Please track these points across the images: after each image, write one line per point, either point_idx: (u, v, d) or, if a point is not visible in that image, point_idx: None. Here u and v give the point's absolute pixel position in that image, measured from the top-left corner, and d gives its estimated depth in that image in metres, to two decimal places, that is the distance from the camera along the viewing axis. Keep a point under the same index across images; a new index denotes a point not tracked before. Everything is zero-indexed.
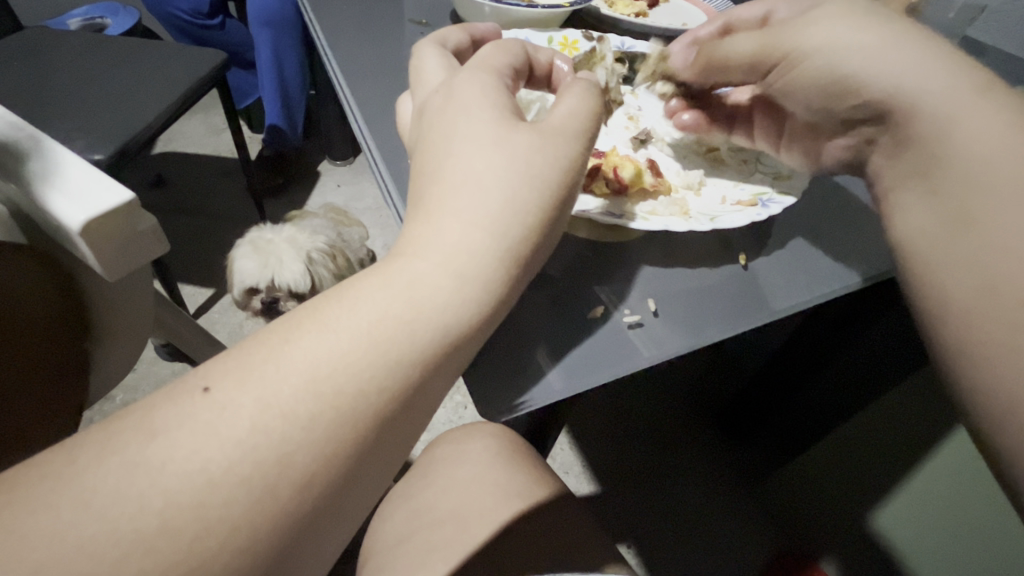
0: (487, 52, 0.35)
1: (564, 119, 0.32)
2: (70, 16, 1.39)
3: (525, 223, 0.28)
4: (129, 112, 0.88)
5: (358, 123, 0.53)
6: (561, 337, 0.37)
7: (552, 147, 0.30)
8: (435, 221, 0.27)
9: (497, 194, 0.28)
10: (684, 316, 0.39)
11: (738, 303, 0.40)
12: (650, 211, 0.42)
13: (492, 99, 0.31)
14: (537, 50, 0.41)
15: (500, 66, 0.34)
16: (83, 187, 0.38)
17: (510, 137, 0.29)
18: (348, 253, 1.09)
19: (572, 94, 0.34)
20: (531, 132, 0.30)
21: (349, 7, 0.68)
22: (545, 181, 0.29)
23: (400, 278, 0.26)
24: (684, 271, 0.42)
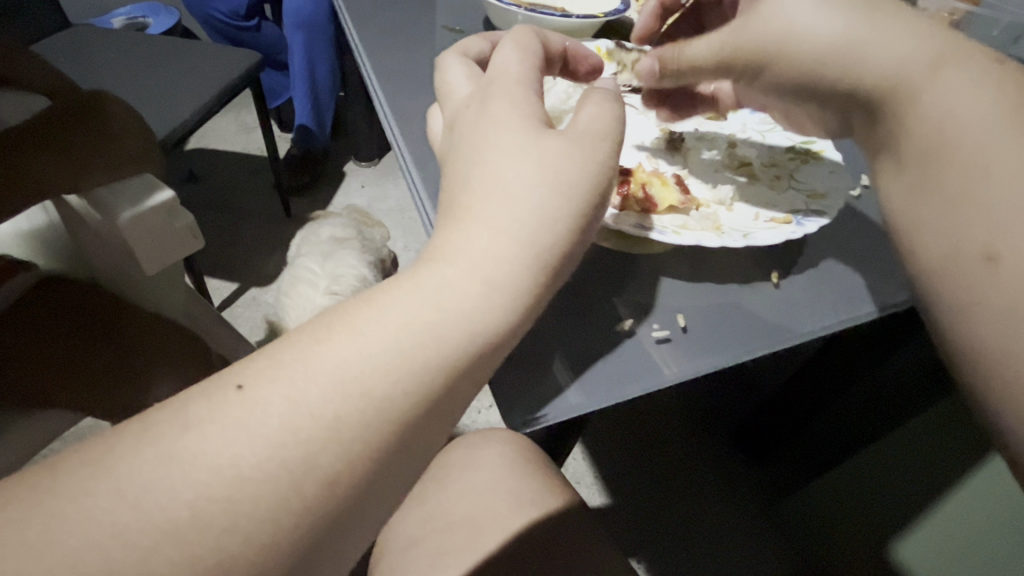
0: (506, 55, 0.33)
1: (593, 121, 0.31)
2: (114, 15, 1.44)
3: (552, 230, 0.28)
4: (168, 108, 0.91)
5: (390, 126, 0.53)
6: (586, 349, 0.37)
7: (581, 153, 0.29)
8: (466, 228, 0.27)
9: (527, 203, 0.28)
10: (716, 334, 0.39)
11: (770, 324, 0.40)
12: (682, 225, 0.41)
13: (523, 105, 0.31)
14: (549, 34, 0.37)
15: (523, 72, 0.32)
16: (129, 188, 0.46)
17: (537, 143, 0.29)
18: (364, 269, 1.05)
19: (595, 93, 0.33)
20: (560, 137, 0.30)
21: (382, 13, 0.69)
22: (573, 189, 0.29)
23: (429, 283, 0.26)
24: (711, 287, 0.42)
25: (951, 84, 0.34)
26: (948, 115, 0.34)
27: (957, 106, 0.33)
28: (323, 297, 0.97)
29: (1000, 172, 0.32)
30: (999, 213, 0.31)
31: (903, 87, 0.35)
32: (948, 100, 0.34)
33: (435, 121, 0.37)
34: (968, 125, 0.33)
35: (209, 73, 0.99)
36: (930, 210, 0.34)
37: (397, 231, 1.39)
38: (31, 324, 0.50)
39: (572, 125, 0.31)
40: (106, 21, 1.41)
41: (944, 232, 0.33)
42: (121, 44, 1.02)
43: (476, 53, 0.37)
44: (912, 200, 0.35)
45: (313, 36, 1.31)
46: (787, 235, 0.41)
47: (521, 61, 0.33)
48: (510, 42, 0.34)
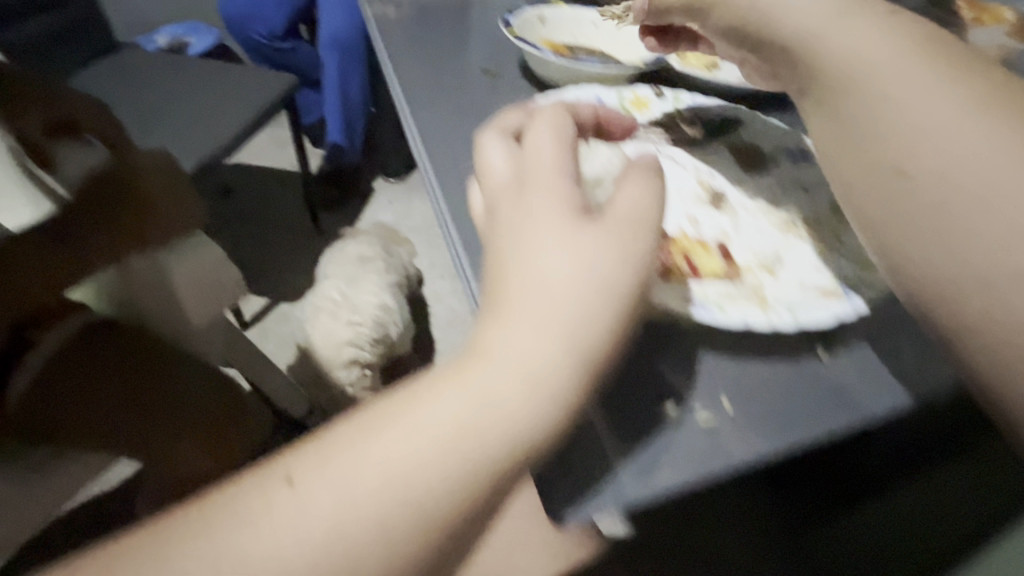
0: (544, 135, 0.31)
1: (635, 204, 0.29)
2: (158, 34, 1.50)
3: (597, 326, 0.27)
4: (208, 131, 0.95)
5: (424, 166, 0.53)
6: (629, 418, 0.33)
7: (623, 243, 0.28)
8: (510, 323, 0.26)
9: (569, 298, 0.27)
10: (761, 419, 0.33)
11: (822, 407, 0.34)
12: (724, 296, 0.35)
13: (564, 194, 0.29)
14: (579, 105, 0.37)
15: (561, 157, 0.30)
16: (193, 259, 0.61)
17: (579, 233, 0.28)
18: (386, 294, 1.06)
19: (634, 170, 0.31)
20: (601, 228, 0.28)
21: (418, 47, 0.70)
22: (617, 284, 0.27)
23: (474, 381, 0.26)
24: (765, 359, 0.36)
25: (869, 47, 0.30)
26: (871, 83, 0.29)
27: (873, 53, 0.30)
28: (345, 328, 0.99)
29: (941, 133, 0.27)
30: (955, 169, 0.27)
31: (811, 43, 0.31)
32: (884, 73, 0.29)
33: (473, 196, 0.35)
34: (900, 92, 0.29)
35: (247, 98, 1.02)
36: (874, 190, 0.30)
37: (422, 247, 1.41)
38: (76, 372, 0.50)
39: (612, 209, 0.29)
40: (151, 40, 1.46)
41: (899, 210, 0.29)
42: (166, 69, 1.05)
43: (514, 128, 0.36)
44: (853, 179, 0.31)
45: (347, 57, 1.34)
46: (848, 312, 0.34)
47: (557, 143, 0.31)
48: (546, 121, 0.32)
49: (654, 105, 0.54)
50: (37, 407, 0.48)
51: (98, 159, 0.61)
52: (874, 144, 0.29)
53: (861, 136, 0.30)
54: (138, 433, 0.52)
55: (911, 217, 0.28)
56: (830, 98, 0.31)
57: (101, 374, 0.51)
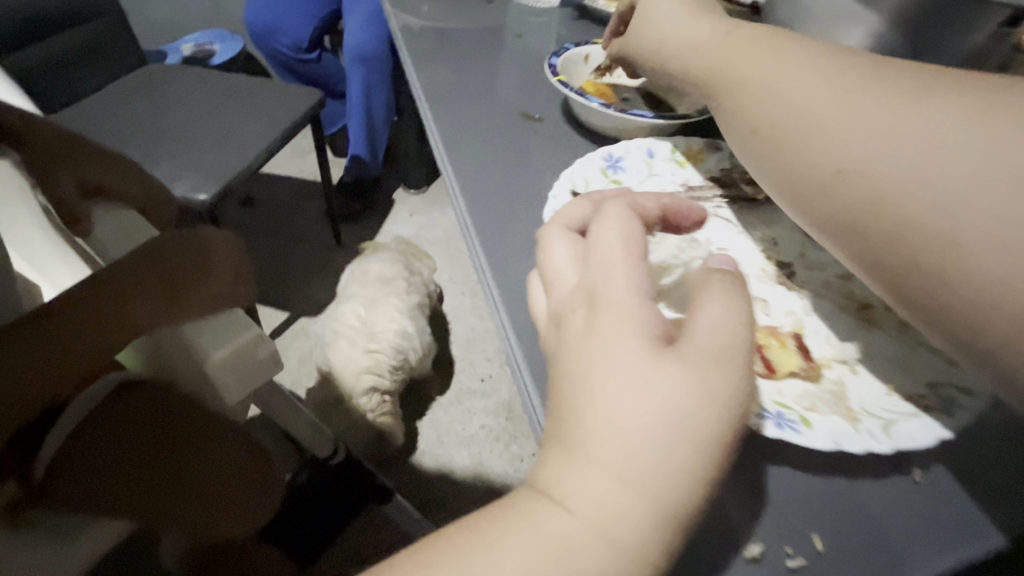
0: (613, 243, 0.28)
1: (716, 332, 0.25)
2: (183, 42, 1.48)
3: (677, 484, 0.23)
4: (232, 153, 0.90)
5: (462, 212, 0.49)
6: (705, 542, 0.28)
7: (707, 383, 0.24)
8: (581, 470, 0.24)
9: (649, 449, 0.23)
10: (854, 560, 0.28)
11: (917, 550, 0.28)
12: (808, 405, 0.32)
13: (636, 320, 0.25)
14: (643, 193, 0.33)
15: (636, 276, 0.27)
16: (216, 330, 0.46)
17: (654, 371, 0.24)
18: (406, 321, 1.01)
19: (711, 284, 0.26)
20: (679, 363, 0.24)
21: (455, 78, 0.67)
22: (699, 436, 0.23)
23: (546, 536, 0.23)
24: (844, 483, 0.31)
25: (770, 68, 0.33)
26: (772, 98, 0.32)
27: (777, 76, 0.33)
28: (362, 356, 0.95)
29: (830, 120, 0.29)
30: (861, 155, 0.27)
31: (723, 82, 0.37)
32: (778, 85, 0.32)
33: (537, 294, 0.33)
34: (796, 95, 0.31)
35: (273, 117, 0.99)
36: (798, 181, 0.30)
37: (443, 262, 1.36)
38: (106, 440, 0.47)
39: (689, 338, 0.25)
40: (175, 48, 1.45)
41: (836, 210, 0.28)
42: (191, 85, 1.03)
43: (581, 223, 0.33)
44: (782, 182, 0.31)
45: (372, 70, 1.30)
46: (941, 432, 0.30)
47: (627, 253, 0.27)
48: (614, 224, 0.29)
49: (709, 158, 0.51)
50: (63, 481, 0.45)
51: (145, 225, 0.50)
52: (788, 146, 0.31)
53: (786, 150, 0.31)
54: (160, 508, 0.48)
55: (847, 199, 0.28)
56: (746, 116, 0.34)
57: (127, 443, 0.48)
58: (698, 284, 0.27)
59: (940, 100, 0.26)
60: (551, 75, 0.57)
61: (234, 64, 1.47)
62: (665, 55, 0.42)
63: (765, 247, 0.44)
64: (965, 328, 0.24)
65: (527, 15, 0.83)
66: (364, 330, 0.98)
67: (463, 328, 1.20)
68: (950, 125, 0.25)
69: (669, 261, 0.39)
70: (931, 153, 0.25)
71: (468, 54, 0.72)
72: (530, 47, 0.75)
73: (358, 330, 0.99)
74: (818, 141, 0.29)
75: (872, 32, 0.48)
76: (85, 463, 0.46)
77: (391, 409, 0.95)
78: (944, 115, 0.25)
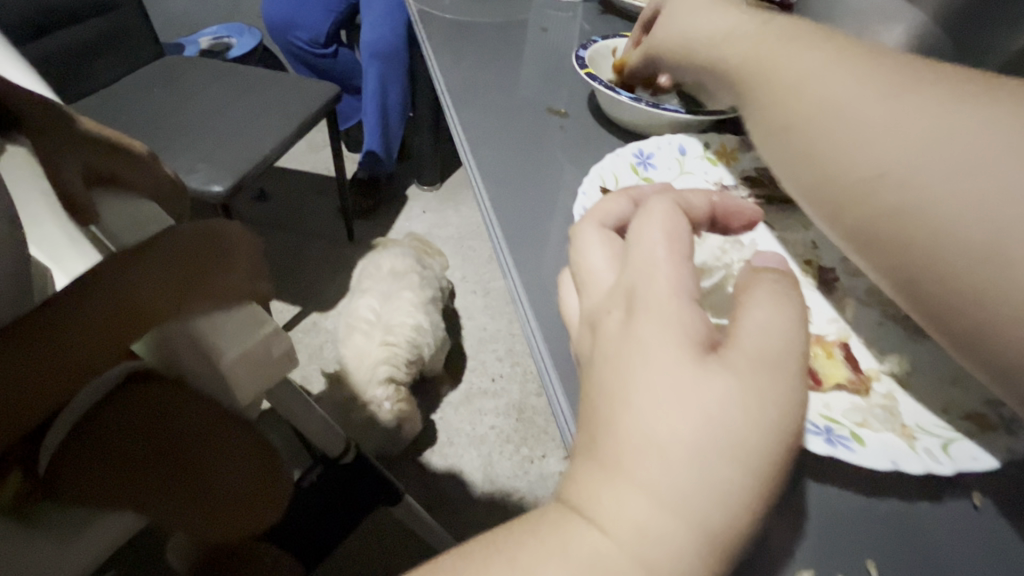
0: (654, 241, 0.26)
1: (765, 336, 0.22)
2: (200, 35, 1.48)
3: (724, 508, 0.21)
4: (246, 148, 0.89)
5: (485, 208, 0.47)
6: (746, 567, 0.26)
7: (760, 395, 0.21)
8: (616, 486, 0.22)
9: (693, 467, 0.21)
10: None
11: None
12: (859, 421, 0.30)
13: (678, 323, 0.23)
14: (691, 190, 0.31)
15: (679, 277, 0.25)
16: (233, 331, 0.47)
17: (699, 380, 0.22)
18: (422, 316, 0.99)
19: (761, 283, 0.24)
20: (728, 373, 0.22)
21: (476, 72, 0.65)
22: (749, 454, 0.21)
23: (579, 558, 0.21)
24: (896, 506, 0.29)
25: (803, 58, 0.32)
26: (804, 92, 0.30)
27: (808, 67, 0.31)
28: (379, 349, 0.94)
29: (870, 116, 0.27)
30: (901, 154, 0.25)
31: (749, 69, 0.35)
32: (809, 79, 0.30)
33: (568, 294, 0.31)
34: (830, 91, 0.29)
35: (287, 109, 0.98)
36: (826, 182, 0.29)
37: (455, 260, 1.35)
38: (107, 437, 0.45)
39: (737, 343, 0.22)
40: (193, 41, 1.44)
41: (868, 212, 0.26)
42: (208, 77, 1.03)
43: (617, 220, 0.31)
44: (808, 183, 0.30)
45: (388, 66, 1.28)
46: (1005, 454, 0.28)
47: (670, 253, 0.26)
48: (657, 222, 0.27)
49: (744, 157, 0.48)
50: (68, 471, 0.43)
51: (161, 217, 0.50)
52: (818, 147, 0.29)
53: (818, 146, 0.29)
54: (170, 507, 0.47)
55: (881, 206, 0.26)
56: (771, 110, 0.32)
57: (135, 432, 0.46)
58: (746, 284, 0.25)
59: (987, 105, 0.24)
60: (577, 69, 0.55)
61: (251, 57, 1.47)
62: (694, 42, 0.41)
63: (805, 251, 0.42)
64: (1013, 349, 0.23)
65: (549, 8, 0.81)
66: (380, 324, 0.97)
67: (475, 327, 1.18)
68: (994, 133, 0.23)
69: (709, 265, 0.37)
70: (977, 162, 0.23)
71: (488, 48, 0.70)
72: (552, 42, 0.73)
73: (374, 325, 0.97)
74: (853, 138, 0.27)
75: (921, 27, 0.46)
76: (91, 452, 0.44)
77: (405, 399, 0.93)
78: (988, 121, 0.24)
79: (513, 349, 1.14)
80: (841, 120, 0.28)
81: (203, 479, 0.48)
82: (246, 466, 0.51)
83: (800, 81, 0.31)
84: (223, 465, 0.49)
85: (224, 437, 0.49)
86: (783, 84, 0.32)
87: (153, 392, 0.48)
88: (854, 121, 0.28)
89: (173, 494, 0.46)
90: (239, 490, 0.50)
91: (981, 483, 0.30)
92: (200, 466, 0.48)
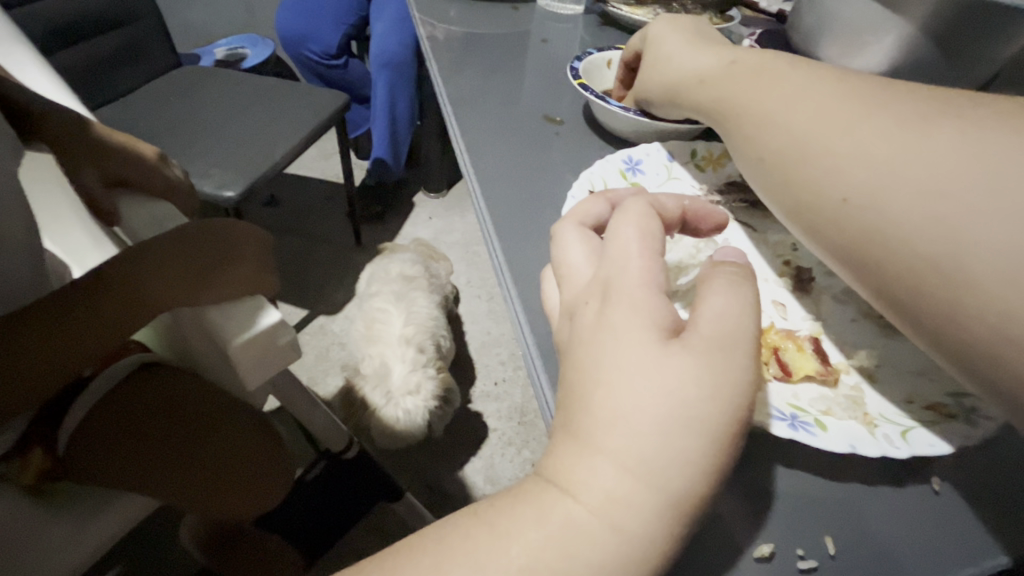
0: (627, 236, 0.28)
1: (720, 321, 0.25)
2: (216, 46, 1.53)
3: (683, 475, 0.23)
4: (257, 155, 0.92)
5: (482, 212, 0.50)
6: (718, 543, 0.28)
7: (713, 373, 0.24)
8: (588, 456, 0.24)
9: (654, 437, 0.23)
10: (870, 563, 0.28)
11: (934, 554, 0.28)
12: (823, 409, 0.32)
13: (646, 311, 0.26)
14: (665, 194, 0.33)
15: (648, 270, 0.27)
16: (237, 316, 0.46)
17: (659, 359, 0.24)
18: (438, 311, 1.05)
19: (718, 275, 0.27)
20: (686, 354, 0.24)
21: (477, 82, 0.68)
22: (704, 425, 0.23)
23: (553, 519, 0.23)
24: (858, 487, 0.30)
25: (784, 79, 0.34)
26: (771, 124, 0.33)
27: (775, 90, 0.34)
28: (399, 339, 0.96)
29: (831, 140, 0.29)
30: (863, 176, 0.28)
31: (725, 95, 0.38)
32: (777, 106, 0.33)
33: (551, 289, 0.34)
34: (797, 122, 0.31)
35: (298, 117, 1.01)
36: (803, 207, 0.31)
37: (460, 265, 1.37)
38: (117, 424, 0.48)
39: (697, 328, 0.25)
40: (208, 52, 1.49)
41: (841, 235, 0.29)
42: (221, 87, 1.07)
43: (595, 220, 0.34)
44: (788, 207, 0.32)
45: (398, 75, 1.32)
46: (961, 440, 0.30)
47: (643, 248, 0.28)
48: (631, 220, 0.29)
49: (729, 164, 0.50)
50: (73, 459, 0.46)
51: (176, 216, 0.52)
52: (791, 172, 0.31)
53: (792, 167, 0.31)
54: (180, 490, 0.49)
55: (853, 229, 0.28)
56: (749, 144, 0.34)
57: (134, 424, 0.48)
58: (706, 277, 0.28)
59: (945, 126, 0.26)
60: (571, 78, 0.57)
61: (264, 67, 1.51)
62: (663, 67, 0.45)
63: (785, 253, 0.44)
64: (985, 362, 0.24)
65: (549, 21, 0.84)
66: (396, 318, 1.00)
67: (478, 331, 1.20)
68: (949, 153, 0.25)
69: (686, 265, 0.40)
70: (935, 183, 0.25)
71: (490, 60, 0.73)
72: (551, 53, 0.76)
73: (387, 320, 1.00)
74: (817, 161, 0.30)
75: (905, 38, 0.48)
76: (94, 442, 0.46)
77: (445, 374, 0.96)
78: (949, 140, 0.25)
79: (515, 353, 1.16)
80: (806, 143, 0.31)
81: (210, 463, 0.50)
82: (253, 449, 0.54)
83: (769, 108, 0.34)
84: (230, 447, 0.52)
85: (232, 421, 0.52)
86: (751, 109, 0.35)
87: (167, 382, 0.51)
88: (816, 146, 0.30)
89: (183, 477, 0.49)
90: (246, 471, 0.53)
91: (945, 469, 0.31)
92: (209, 452, 0.50)
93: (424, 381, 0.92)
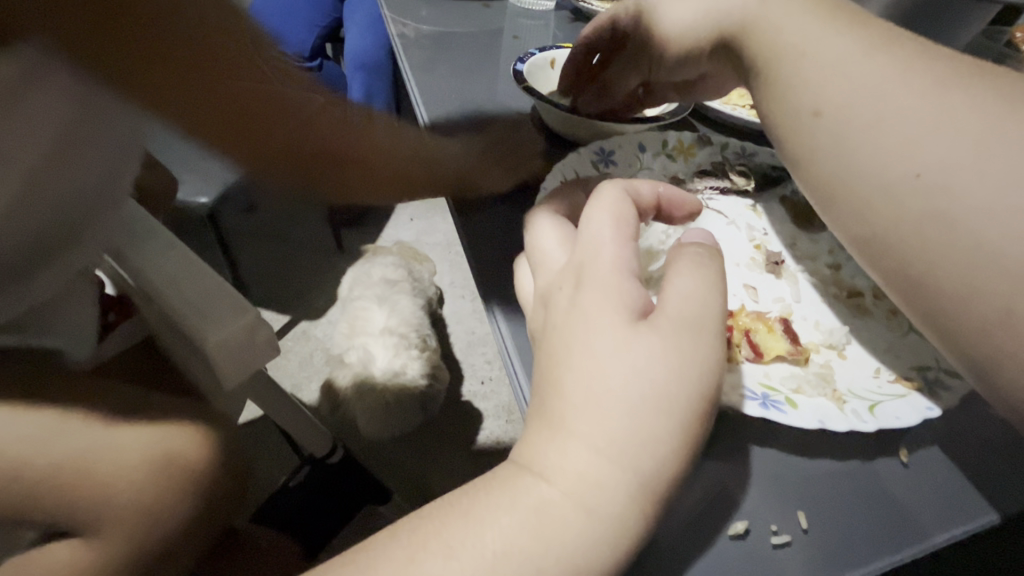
0: (596, 220, 0.29)
1: (686, 302, 0.26)
2: None
3: (653, 454, 0.23)
4: None
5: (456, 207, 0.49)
6: (696, 525, 0.28)
7: (684, 355, 0.24)
8: (560, 440, 0.24)
9: (626, 418, 0.23)
10: (842, 536, 0.28)
11: (905, 525, 0.29)
12: (793, 387, 0.32)
13: (617, 293, 0.26)
14: (639, 182, 0.34)
15: (616, 249, 0.27)
16: (205, 296, 0.45)
17: (632, 340, 0.24)
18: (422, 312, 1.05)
19: (683, 257, 0.28)
20: (654, 335, 0.25)
21: (454, 80, 0.67)
22: (671, 404, 0.24)
23: (526, 503, 0.23)
24: (827, 464, 0.31)
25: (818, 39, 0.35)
26: (838, 70, 0.33)
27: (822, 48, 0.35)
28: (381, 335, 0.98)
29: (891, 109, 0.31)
30: (930, 150, 0.29)
31: (762, 54, 0.38)
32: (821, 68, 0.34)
33: (524, 276, 0.34)
34: (849, 91, 0.33)
35: None
36: (855, 174, 0.32)
37: (444, 266, 1.35)
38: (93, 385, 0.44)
39: (663, 308, 0.26)
40: None
41: (889, 208, 0.30)
42: None
43: (567, 208, 0.34)
44: (828, 169, 0.33)
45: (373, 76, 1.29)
46: (925, 410, 0.31)
47: (616, 231, 0.28)
48: (604, 205, 0.29)
49: (700, 152, 0.51)
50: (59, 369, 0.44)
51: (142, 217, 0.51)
52: (845, 136, 0.32)
53: (848, 131, 0.32)
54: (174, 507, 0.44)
55: (908, 203, 0.29)
56: (795, 103, 0.35)
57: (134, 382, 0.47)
58: (672, 260, 0.28)
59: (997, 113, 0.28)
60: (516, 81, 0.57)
61: None
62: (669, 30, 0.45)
63: (754, 237, 0.45)
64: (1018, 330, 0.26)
65: (522, 19, 0.84)
66: (378, 316, 1.01)
67: (463, 331, 1.19)
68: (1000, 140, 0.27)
69: (656, 252, 0.40)
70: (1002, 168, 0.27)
71: (466, 57, 0.72)
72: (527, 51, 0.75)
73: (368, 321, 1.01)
74: (876, 128, 0.31)
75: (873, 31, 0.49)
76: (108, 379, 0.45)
77: (429, 352, 0.99)
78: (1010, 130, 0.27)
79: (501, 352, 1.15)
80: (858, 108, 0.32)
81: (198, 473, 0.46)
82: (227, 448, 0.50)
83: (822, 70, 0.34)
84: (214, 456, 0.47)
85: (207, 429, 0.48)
86: (791, 70, 0.36)
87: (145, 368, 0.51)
88: (871, 112, 0.31)
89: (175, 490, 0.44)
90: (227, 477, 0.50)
91: (912, 443, 0.32)
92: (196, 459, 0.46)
93: (410, 362, 0.95)
